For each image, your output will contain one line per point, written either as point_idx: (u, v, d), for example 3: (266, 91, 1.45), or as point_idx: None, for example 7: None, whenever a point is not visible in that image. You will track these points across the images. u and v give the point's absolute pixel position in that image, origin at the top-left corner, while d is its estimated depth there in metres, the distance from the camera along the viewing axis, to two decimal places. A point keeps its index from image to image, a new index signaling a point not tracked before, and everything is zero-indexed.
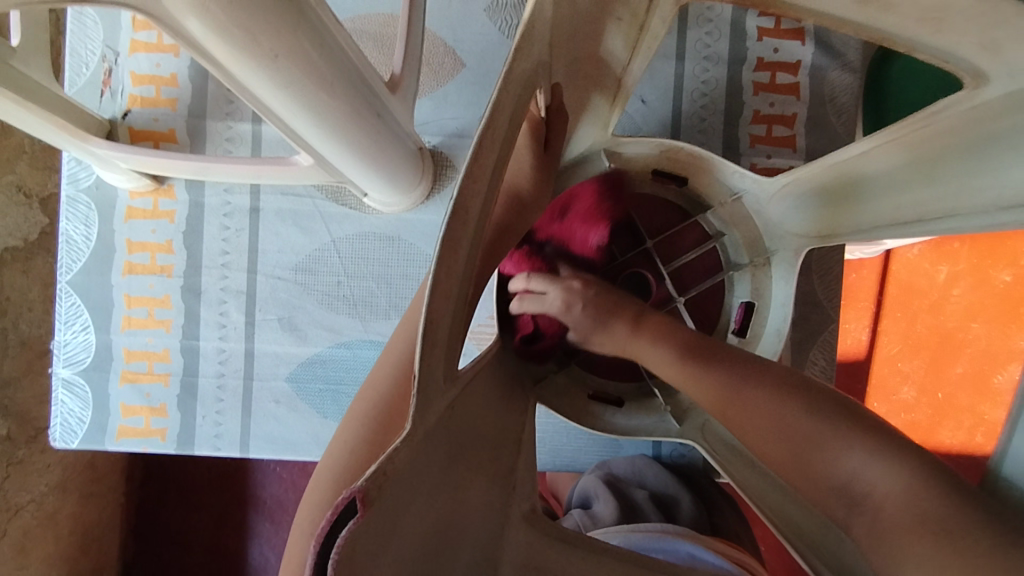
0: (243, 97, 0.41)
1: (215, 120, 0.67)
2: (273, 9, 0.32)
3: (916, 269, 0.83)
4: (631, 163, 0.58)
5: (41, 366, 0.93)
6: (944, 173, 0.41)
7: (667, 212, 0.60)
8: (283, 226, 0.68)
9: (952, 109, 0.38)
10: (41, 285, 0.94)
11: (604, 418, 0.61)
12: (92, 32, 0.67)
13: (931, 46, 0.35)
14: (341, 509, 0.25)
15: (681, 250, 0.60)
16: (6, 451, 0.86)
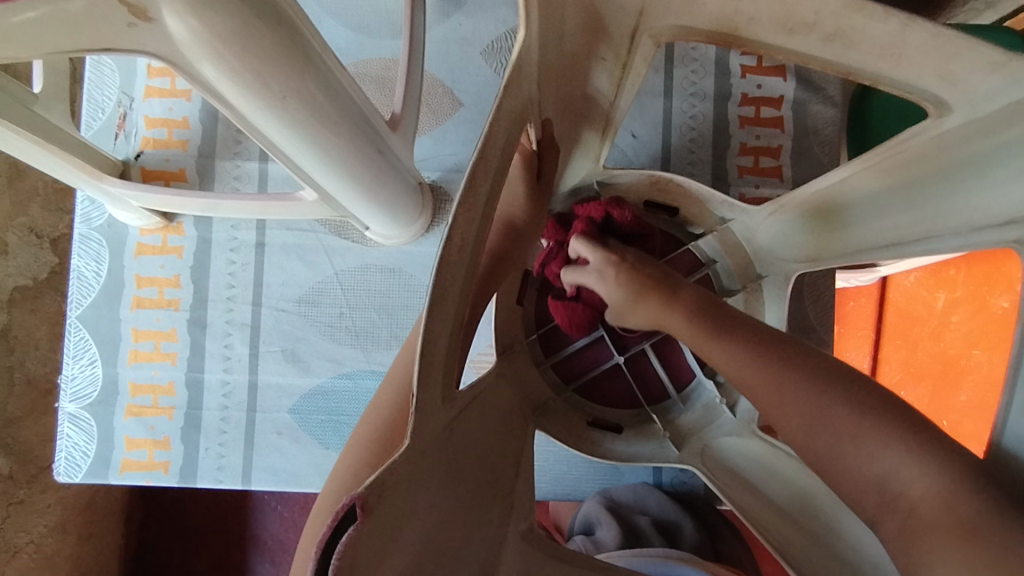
0: (253, 136, 0.43)
1: (224, 160, 0.70)
2: (283, 55, 0.35)
3: (912, 296, 0.87)
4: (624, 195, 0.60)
5: (45, 405, 0.94)
6: (921, 197, 0.42)
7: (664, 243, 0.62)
8: (288, 260, 0.70)
9: (919, 138, 0.39)
10: (48, 324, 0.96)
11: (604, 445, 0.62)
12: (109, 79, 0.71)
13: (895, 79, 0.38)
14: (341, 515, 0.27)
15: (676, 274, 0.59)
16: (7, 491, 0.88)
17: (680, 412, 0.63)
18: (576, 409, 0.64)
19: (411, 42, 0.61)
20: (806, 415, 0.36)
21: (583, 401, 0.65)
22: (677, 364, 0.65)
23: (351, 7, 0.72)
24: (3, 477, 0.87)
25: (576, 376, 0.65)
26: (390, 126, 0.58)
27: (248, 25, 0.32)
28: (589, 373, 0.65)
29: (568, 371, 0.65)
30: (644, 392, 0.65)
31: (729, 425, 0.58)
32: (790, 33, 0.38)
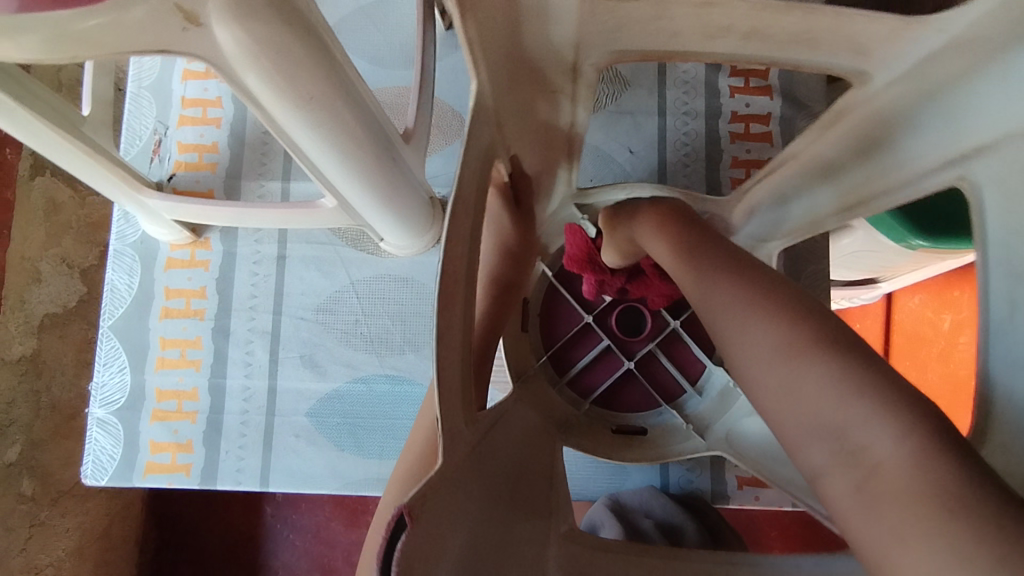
0: (280, 139, 0.48)
1: (249, 181, 0.76)
2: (309, 59, 0.40)
3: (919, 317, 0.93)
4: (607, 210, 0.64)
5: (69, 430, 0.98)
6: (872, 160, 0.43)
7: None
8: (307, 271, 0.75)
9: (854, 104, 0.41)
10: (74, 350, 1.00)
11: (635, 449, 0.64)
12: (145, 109, 0.77)
13: None
14: (391, 525, 0.29)
15: None
16: (30, 513, 0.90)
17: (697, 403, 0.65)
18: (601, 420, 0.66)
19: (422, 68, 0.67)
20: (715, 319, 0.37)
21: (607, 411, 0.67)
22: (685, 361, 0.68)
23: (367, 42, 0.79)
24: (28, 499, 0.89)
25: (592, 392, 0.68)
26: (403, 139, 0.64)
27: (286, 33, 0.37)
28: (600, 387, 0.68)
29: (583, 391, 0.68)
30: (660, 391, 0.68)
31: (746, 407, 0.60)
32: None
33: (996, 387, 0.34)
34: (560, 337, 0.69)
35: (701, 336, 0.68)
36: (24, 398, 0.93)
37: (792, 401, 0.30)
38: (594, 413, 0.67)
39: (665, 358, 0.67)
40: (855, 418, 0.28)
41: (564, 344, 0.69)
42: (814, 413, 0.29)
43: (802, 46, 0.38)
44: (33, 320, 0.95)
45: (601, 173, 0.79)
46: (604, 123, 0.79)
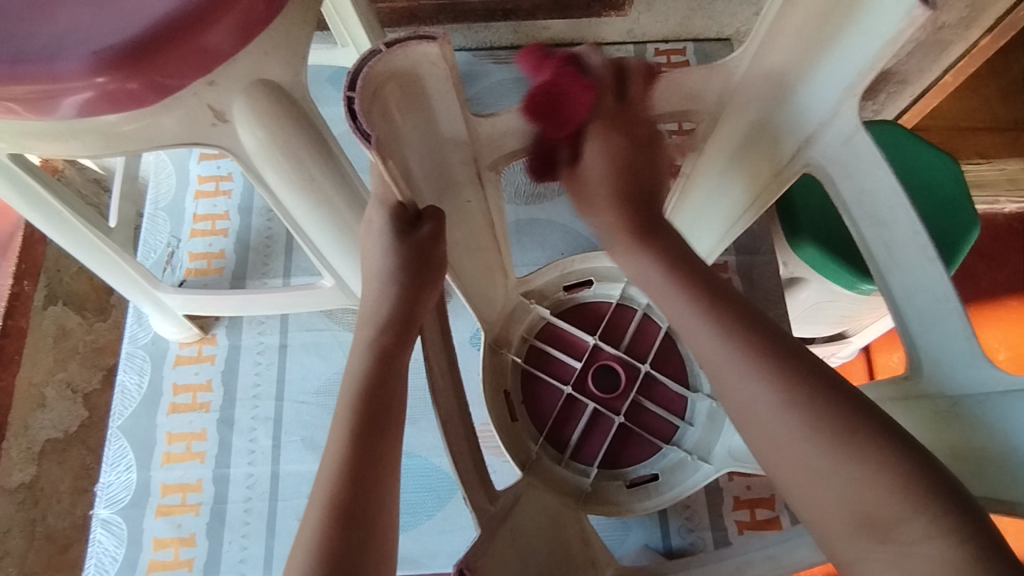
0: (284, 218, 0.55)
1: (254, 279, 0.83)
2: (316, 146, 0.46)
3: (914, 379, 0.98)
4: (543, 288, 0.71)
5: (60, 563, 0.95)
6: (757, 165, 0.52)
7: (596, 310, 0.72)
8: (307, 357, 0.80)
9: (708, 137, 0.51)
10: (72, 477, 0.98)
11: (653, 497, 0.65)
12: (161, 227, 0.86)
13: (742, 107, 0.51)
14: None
15: (623, 331, 0.71)
16: None
17: (691, 433, 0.66)
18: (611, 480, 0.66)
19: None
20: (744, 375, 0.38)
21: (615, 474, 0.67)
22: (668, 397, 0.69)
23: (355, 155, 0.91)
24: None
25: (595, 459, 0.67)
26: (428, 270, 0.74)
27: (292, 122, 0.45)
28: (599, 453, 0.67)
29: (586, 463, 0.67)
30: (655, 434, 0.68)
31: None
32: None
33: (919, 341, 0.41)
34: (546, 419, 0.69)
35: (676, 371, 0.70)
36: (20, 528, 0.95)
37: (833, 502, 0.33)
38: (603, 480, 0.66)
39: (649, 403, 0.68)
40: (897, 520, 0.31)
41: (553, 427, 0.68)
42: (851, 507, 0.33)
43: (683, 99, 0.49)
44: (34, 447, 0.99)
45: (572, 247, 0.87)
46: (567, 202, 0.89)
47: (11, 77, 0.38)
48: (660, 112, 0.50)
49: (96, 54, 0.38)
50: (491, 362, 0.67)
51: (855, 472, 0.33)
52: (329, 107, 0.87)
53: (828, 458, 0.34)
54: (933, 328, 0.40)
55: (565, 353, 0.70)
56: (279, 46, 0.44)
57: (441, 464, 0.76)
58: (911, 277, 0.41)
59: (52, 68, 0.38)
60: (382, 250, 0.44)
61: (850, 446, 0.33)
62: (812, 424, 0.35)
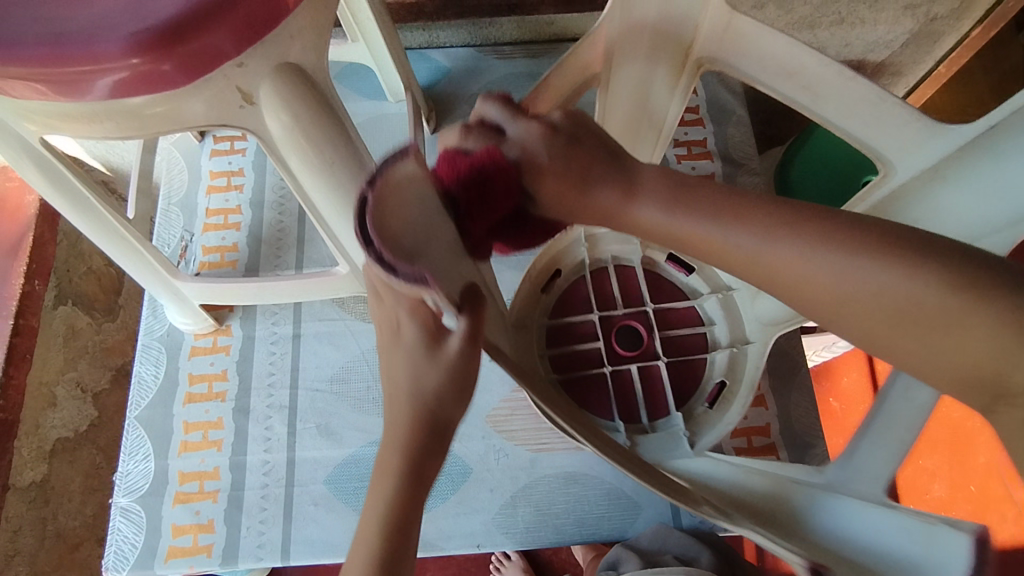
0: (303, 202, 0.56)
1: (267, 271, 0.85)
2: (335, 127, 0.48)
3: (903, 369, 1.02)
4: (526, 301, 0.69)
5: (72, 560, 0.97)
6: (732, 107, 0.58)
7: (579, 298, 0.72)
8: (321, 346, 0.81)
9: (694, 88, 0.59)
10: (82, 476, 1.02)
11: (732, 398, 0.67)
12: (175, 222, 0.88)
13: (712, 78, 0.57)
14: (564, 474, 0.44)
15: (611, 296, 0.72)
16: None
17: (713, 335, 0.70)
18: (688, 412, 0.68)
19: None
20: (809, 274, 0.32)
21: (692, 412, 0.68)
22: (680, 317, 0.72)
23: None
24: None
25: (668, 407, 0.68)
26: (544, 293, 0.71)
27: (314, 103, 0.46)
28: (667, 401, 0.68)
29: (664, 415, 0.68)
30: (693, 353, 0.71)
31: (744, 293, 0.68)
32: None
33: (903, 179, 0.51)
34: (607, 405, 0.68)
35: (674, 294, 0.73)
36: (30, 527, 0.95)
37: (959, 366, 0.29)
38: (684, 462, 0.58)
39: (671, 331, 0.71)
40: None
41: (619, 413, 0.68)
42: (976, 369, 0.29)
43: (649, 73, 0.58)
44: (45, 445, 1.00)
45: None
46: None
47: (49, 57, 0.39)
48: None
49: (132, 35, 0.39)
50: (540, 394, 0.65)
51: (975, 314, 0.28)
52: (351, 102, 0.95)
53: (929, 312, 0.29)
54: (916, 149, 0.49)
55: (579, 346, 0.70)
56: (304, 30, 0.45)
57: (455, 449, 0.77)
58: (892, 132, 0.50)
59: (90, 49, 0.39)
60: (410, 366, 0.37)
61: (955, 288, 0.29)
62: (903, 275, 0.30)
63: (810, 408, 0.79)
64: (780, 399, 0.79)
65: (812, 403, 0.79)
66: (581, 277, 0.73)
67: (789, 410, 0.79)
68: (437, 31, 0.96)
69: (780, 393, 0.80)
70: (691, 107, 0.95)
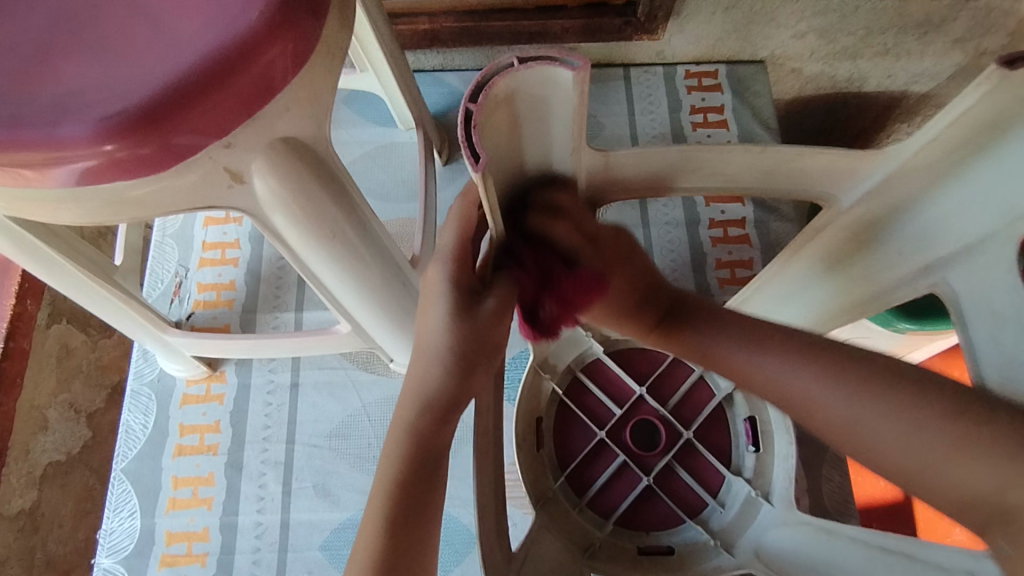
0: (302, 273, 0.52)
1: (264, 313, 0.79)
2: (335, 203, 0.44)
3: None
4: (537, 470, 0.69)
5: None
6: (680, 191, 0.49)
7: (568, 428, 0.74)
8: (320, 397, 0.76)
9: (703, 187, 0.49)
10: (73, 500, 0.96)
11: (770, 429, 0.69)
12: (169, 255, 0.83)
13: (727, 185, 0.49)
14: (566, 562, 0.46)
15: (598, 407, 0.75)
16: None
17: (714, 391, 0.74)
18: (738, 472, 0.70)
19: (426, 201, 0.74)
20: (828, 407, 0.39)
21: (745, 464, 0.71)
22: (674, 378, 0.75)
23: (372, 181, 0.87)
24: None
25: (720, 472, 0.71)
26: (536, 446, 0.71)
27: (314, 181, 0.42)
28: (717, 468, 0.71)
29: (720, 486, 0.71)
30: (706, 409, 0.74)
31: None
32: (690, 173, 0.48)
33: None
34: (667, 504, 0.71)
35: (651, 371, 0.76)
36: (18, 556, 0.91)
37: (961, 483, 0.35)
38: (779, 538, 0.62)
39: (672, 401, 0.74)
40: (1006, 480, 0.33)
41: (684, 510, 0.70)
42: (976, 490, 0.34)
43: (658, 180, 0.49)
44: (34, 471, 0.94)
45: None
46: None
47: (11, 143, 0.34)
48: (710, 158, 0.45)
49: (103, 120, 0.34)
50: (607, 553, 0.66)
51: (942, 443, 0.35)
52: (338, 128, 0.89)
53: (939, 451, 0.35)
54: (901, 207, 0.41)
55: (601, 472, 0.72)
56: (303, 101, 0.40)
57: (461, 515, 0.72)
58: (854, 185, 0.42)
59: (57, 136, 0.34)
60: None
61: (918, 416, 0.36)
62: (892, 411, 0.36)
63: (843, 482, 0.74)
64: (811, 473, 0.74)
65: (845, 477, 0.74)
66: (564, 405, 0.75)
67: (820, 485, 0.73)
68: (452, 54, 0.90)
69: (810, 466, 0.75)
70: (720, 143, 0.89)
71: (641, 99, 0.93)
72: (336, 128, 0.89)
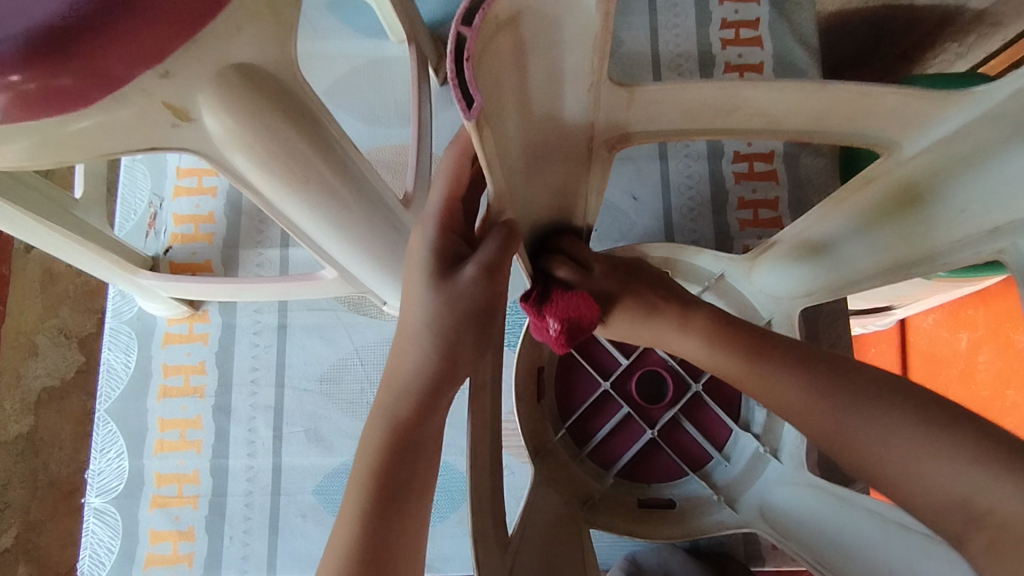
0: (276, 220, 0.46)
1: (247, 249, 0.74)
2: (305, 143, 0.38)
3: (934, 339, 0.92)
4: (537, 423, 0.65)
5: (68, 506, 0.91)
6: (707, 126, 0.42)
7: (571, 378, 0.70)
8: (309, 340, 0.72)
9: (738, 128, 0.42)
10: (73, 424, 0.93)
11: None
12: (141, 183, 0.76)
13: (768, 127, 0.42)
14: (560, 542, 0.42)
15: (604, 356, 0.70)
16: None
17: None
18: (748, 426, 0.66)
19: (420, 128, 0.66)
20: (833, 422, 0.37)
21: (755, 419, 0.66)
22: None
23: (362, 102, 0.78)
24: None
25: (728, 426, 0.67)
26: (537, 396, 0.66)
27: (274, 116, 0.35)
28: (725, 422, 0.67)
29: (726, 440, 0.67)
30: None
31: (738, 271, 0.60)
32: (726, 112, 0.40)
33: None
34: (670, 458, 0.67)
35: None
36: (20, 479, 0.90)
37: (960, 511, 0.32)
38: (786, 497, 0.59)
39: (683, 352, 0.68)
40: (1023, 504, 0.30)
41: (689, 463, 0.67)
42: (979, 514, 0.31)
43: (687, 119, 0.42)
44: (29, 396, 0.92)
45: (607, 222, 0.77)
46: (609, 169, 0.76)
47: None
48: (752, 97, 0.38)
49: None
50: (607, 506, 0.63)
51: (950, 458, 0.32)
52: (322, 39, 0.79)
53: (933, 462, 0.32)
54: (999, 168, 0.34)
55: (603, 424, 0.68)
56: (256, 18, 0.32)
57: (457, 463, 0.70)
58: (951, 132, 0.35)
59: None
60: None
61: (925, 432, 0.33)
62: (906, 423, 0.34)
63: None
64: None
65: None
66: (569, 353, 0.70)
67: None
68: None
69: None
70: (751, 64, 0.79)
71: (665, 9, 0.82)
72: (319, 39, 0.79)
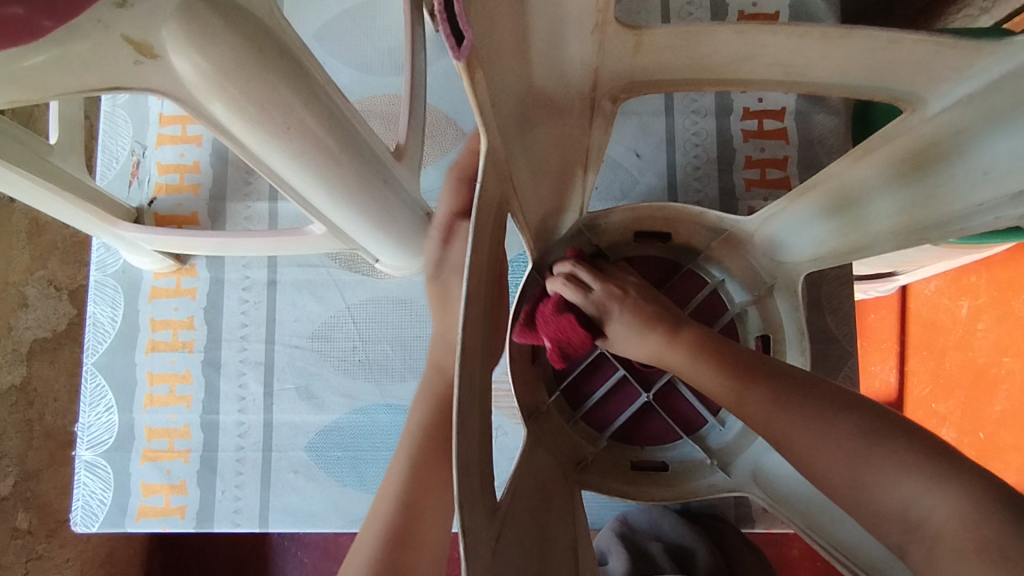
0: (259, 172, 0.43)
1: (235, 202, 0.71)
2: (284, 88, 0.35)
3: (935, 305, 0.88)
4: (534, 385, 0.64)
5: (63, 457, 0.90)
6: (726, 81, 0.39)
7: None
8: (300, 296, 0.70)
9: (750, 79, 0.39)
10: (67, 374, 0.93)
11: None
12: (122, 130, 0.73)
13: (783, 78, 0.39)
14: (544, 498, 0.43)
15: None
16: (25, 547, 0.83)
17: None
18: None
19: (414, 76, 0.63)
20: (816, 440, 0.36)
21: None
22: None
23: (353, 48, 0.74)
24: (23, 532, 0.83)
25: None
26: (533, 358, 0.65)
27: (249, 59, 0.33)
28: None
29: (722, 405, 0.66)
30: None
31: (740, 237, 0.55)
32: (739, 60, 0.37)
33: None
34: (665, 421, 0.66)
35: None
36: (14, 427, 0.86)
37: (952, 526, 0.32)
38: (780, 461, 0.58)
39: None
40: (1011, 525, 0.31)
41: (683, 426, 0.66)
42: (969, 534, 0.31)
43: (696, 67, 0.39)
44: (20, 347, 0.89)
45: (608, 180, 0.74)
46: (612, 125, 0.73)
47: None
48: (768, 44, 0.35)
49: None
50: (601, 467, 0.63)
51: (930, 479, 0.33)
52: None
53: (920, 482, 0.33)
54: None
55: (598, 387, 0.67)
56: None
57: None
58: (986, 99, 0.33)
59: None
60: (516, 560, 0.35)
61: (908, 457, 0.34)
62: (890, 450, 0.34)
63: None
64: None
65: None
66: None
67: None
68: None
69: None
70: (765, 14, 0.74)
71: None
72: None
